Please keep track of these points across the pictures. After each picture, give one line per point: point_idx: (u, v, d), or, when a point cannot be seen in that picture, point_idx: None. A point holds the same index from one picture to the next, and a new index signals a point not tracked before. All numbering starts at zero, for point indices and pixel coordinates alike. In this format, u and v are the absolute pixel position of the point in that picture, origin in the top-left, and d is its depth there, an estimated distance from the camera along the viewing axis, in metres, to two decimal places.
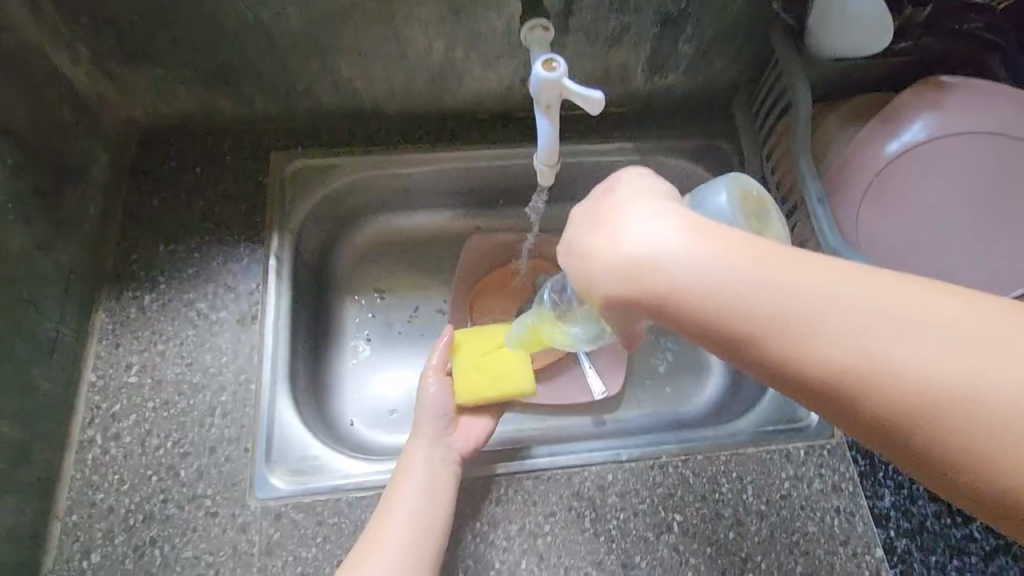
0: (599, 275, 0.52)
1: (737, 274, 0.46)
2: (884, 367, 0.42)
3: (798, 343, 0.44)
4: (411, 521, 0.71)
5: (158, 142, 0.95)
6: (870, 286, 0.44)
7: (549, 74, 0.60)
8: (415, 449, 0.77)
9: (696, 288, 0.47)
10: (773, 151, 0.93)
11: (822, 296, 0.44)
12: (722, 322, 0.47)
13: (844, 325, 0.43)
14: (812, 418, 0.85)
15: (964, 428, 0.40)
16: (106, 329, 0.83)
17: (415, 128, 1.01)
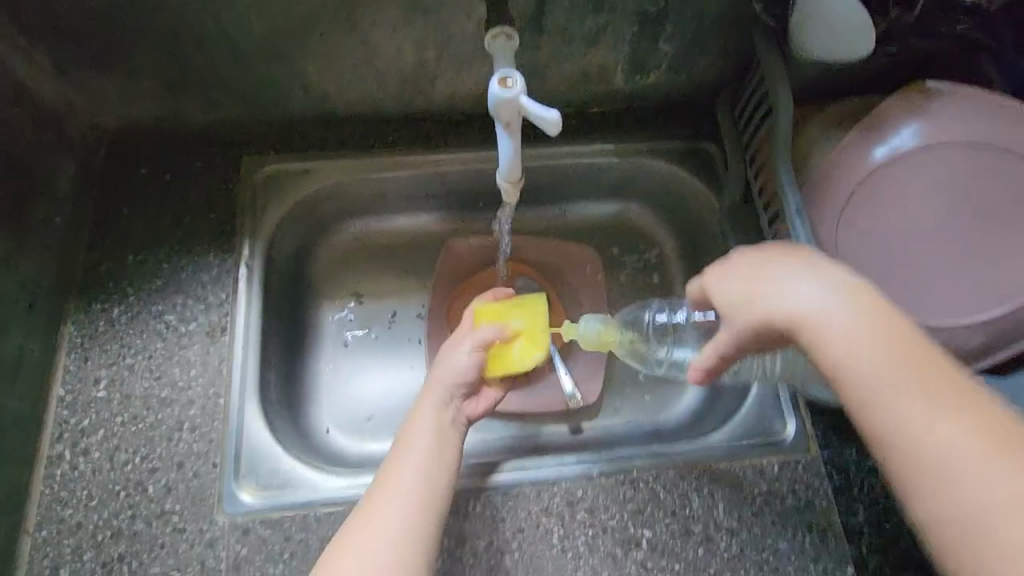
0: (756, 300, 0.60)
1: (883, 358, 0.52)
2: (945, 452, 0.48)
3: (886, 406, 0.51)
4: (421, 474, 0.71)
5: (126, 147, 0.93)
6: (999, 426, 0.48)
7: (505, 93, 0.56)
8: (425, 411, 0.78)
9: (829, 341, 0.55)
10: (756, 155, 0.90)
11: (949, 405, 0.49)
12: (844, 378, 0.53)
13: (959, 431, 0.48)
14: (789, 431, 0.84)
15: (1002, 529, 0.45)
16: (74, 343, 0.83)
17: (389, 130, 0.98)
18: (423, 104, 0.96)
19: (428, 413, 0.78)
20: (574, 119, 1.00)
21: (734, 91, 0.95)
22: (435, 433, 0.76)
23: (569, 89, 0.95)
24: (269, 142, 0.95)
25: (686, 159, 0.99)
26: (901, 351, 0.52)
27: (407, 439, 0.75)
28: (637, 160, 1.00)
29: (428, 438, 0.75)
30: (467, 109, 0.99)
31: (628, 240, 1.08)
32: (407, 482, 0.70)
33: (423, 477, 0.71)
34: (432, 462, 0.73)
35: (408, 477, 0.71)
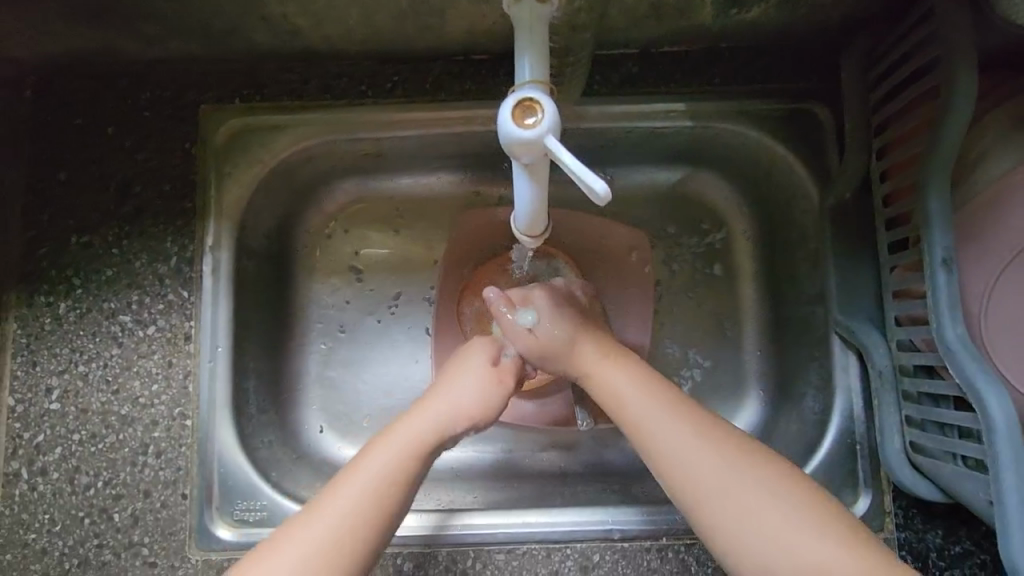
0: (625, 402, 0.60)
1: (642, 394, 0.60)
2: (675, 453, 0.56)
3: (653, 426, 0.58)
4: (377, 492, 0.55)
5: (59, 91, 0.74)
6: (687, 440, 0.56)
7: (524, 133, 0.37)
8: (420, 414, 0.61)
9: (660, 425, 0.58)
10: (890, 148, 0.64)
11: (662, 429, 0.57)
12: (612, 400, 0.61)
13: (683, 445, 0.56)
14: (860, 504, 0.69)
15: (723, 517, 0.53)
16: (19, 344, 0.71)
17: (387, 74, 0.75)
18: (428, 42, 0.72)
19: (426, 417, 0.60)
20: (640, 63, 0.72)
21: (873, 40, 0.66)
22: (414, 443, 0.58)
23: (633, 27, 0.68)
24: (236, 87, 0.75)
25: (788, 131, 0.72)
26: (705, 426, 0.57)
27: (377, 447, 0.58)
28: (720, 126, 0.73)
29: (405, 450, 0.58)
30: (488, 46, 0.73)
31: (691, 218, 0.83)
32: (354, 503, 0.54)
33: (375, 498, 0.55)
34: (395, 482, 0.56)
35: (357, 496, 0.54)
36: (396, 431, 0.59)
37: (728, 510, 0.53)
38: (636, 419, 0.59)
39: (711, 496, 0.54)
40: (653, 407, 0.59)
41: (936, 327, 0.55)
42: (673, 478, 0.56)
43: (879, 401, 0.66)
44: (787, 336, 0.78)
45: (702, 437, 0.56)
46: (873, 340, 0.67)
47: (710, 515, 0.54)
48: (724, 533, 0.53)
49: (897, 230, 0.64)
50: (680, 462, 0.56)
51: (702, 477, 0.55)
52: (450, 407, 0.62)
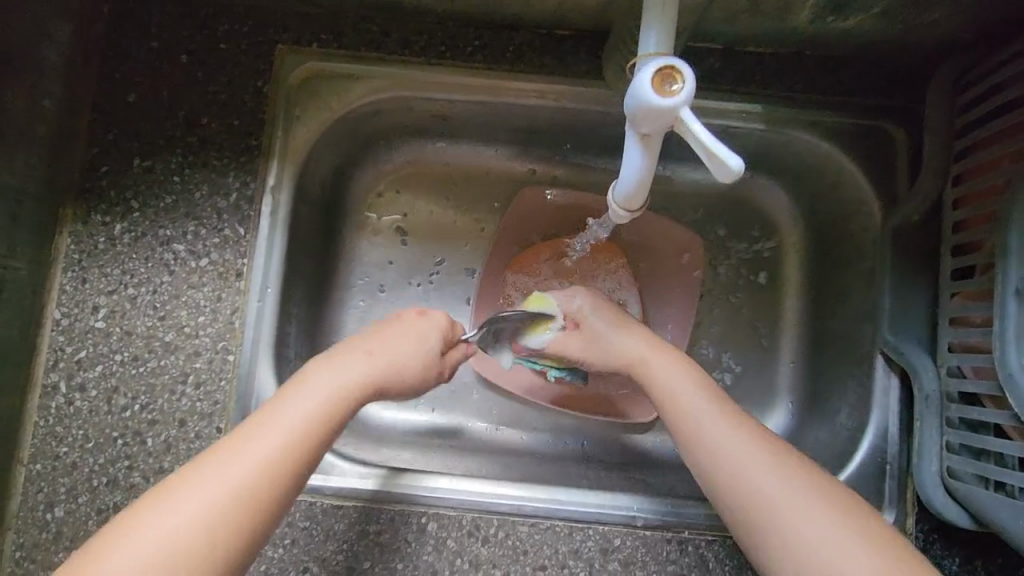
0: (658, 378, 0.63)
1: (674, 375, 0.62)
2: (701, 421, 0.58)
3: (682, 397, 0.60)
4: (283, 444, 0.50)
5: (139, 11, 0.74)
6: (716, 417, 0.58)
7: (660, 100, 0.38)
8: (328, 367, 0.57)
9: (689, 401, 0.60)
10: (966, 177, 0.65)
11: (689, 401, 0.60)
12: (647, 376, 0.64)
13: (705, 417, 0.58)
14: (883, 523, 0.69)
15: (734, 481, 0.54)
16: (71, 259, 0.71)
17: (469, 37, 0.74)
18: (516, 10, 0.71)
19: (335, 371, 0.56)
20: (724, 60, 0.72)
21: (965, 67, 0.66)
22: (327, 400, 0.54)
23: (727, 21, 0.67)
24: (316, 30, 0.74)
25: (861, 147, 0.72)
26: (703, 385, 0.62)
27: (258, 422, 0.51)
28: (793, 134, 0.72)
29: (312, 407, 0.53)
30: (573, 22, 0.73)
31: (743, 223, 0.83)
32: (262, 460, 0.49)
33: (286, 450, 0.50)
34: (297, 447, 0.50)
35: (253, 462, 0.48)
36: (279, 413, 0.52)
37: (738, 476, 0.53)
38: (666, 397, 0.61)
39: (722, 465, 0.55)
40: (687, 383, 0.61)
41: (1000, 351, 0.55)
42: (703, 453, 0.56)
43: (921, 422, 0.66)
44: (827, 351, 0.78)
45: (729, 414, 0.58)
46: (922, 363, 0.67)
47: (710, 459, 0.56)
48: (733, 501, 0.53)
49: (962, 258, 0.64)
50: (703, 429, 0.57)
51: (721, 449, 0.55)
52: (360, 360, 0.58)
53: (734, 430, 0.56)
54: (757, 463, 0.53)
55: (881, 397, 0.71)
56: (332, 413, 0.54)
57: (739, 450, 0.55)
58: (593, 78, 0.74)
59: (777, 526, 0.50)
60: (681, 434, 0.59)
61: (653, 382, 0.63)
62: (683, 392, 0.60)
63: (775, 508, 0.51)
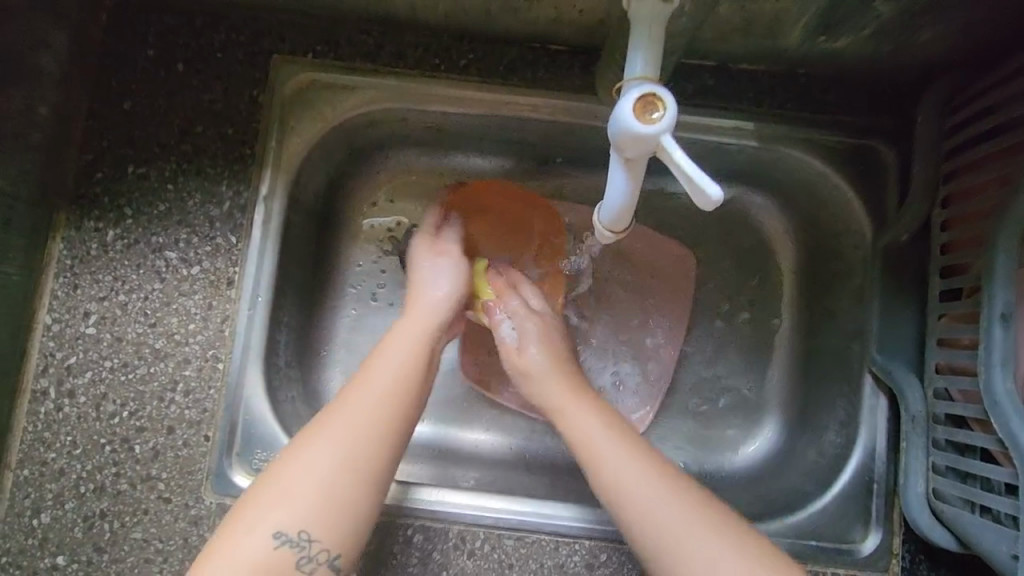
0: (564, 406, 0.64)
1: (570, 401, 0.64)
2: (605, 452, 0.60)
3: (587, 424, 0.62)
4: (358, 426, 0.58)
5: (136, 19, 0.74)
6: (619, 441, 0.60)
7: (644, 127, 0.39)
8: (393, 346, 0.63)
9: (591, 430, 0.61)
10: (954, 199, 0.65)
11: (591, 430, 0.61)
12: (558, 404, 0.64)
13: (602, 442, 0.60)
14: (869, 543, 0.69)
15: (643, 516, 0.56)
16: (63, 265, 0.71)
17: (463, 50, 0.75)
18: (509, 24, 0.72)
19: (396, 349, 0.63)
20: (717, 77, 0.72)
21: (955, 87, 0.67)
22: (392, 381, 0.61)
23: (720, 38, 0.68)
24: (311, 41, 0.74)
25: (851, 166, 0.72)
26: (604, 411, 0.63)
27: (316, 424, 0.58)
28: (783, 152, 0.73)
29: (384, 389, 0.60)
30: (566, 38, 0.73)
31: (734, 238, 0.83)
32: (330, 453, 0.56)
33: (365, 428, 0.58)
34: (367, 425, 0.58)
35: (322, 461, 0.56)
36: (330, 417, 0.58)
37: (644, 512, 0.56)
38: (569, 426, 0.63)
39: (628, 499, 0.57)
40: (587, 411, 0.63)
41: (985, 379, 0.56)
42: (608, 487, 0.59)
43: (907, 443, 0.67)
44: (817, 368, 0.78)
45: (629, 437, 0.61)
46: (909, 385, 0.67)
47: (618, 496, 0.58)
48: (642, 536, 0.56)
49: (951, 279, 0.65)
50: (599, 462, 0.59)
51: (625, 483, 0.58)
52: (415, 335, 0.64)
53: (638, 459, 0.59)
54: (657, 495, 0.57)
55: (870, 415, 0.71)
56: (397, 390, 0.60)
57: (635, 480, 0.58)
58: (586, 93, 0.74)
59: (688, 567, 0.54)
60: (587, 462, 0.60)
61: (563, 409, 0.64)
62: (584, 419, 0.62)
63: (695, 550, 0.54)
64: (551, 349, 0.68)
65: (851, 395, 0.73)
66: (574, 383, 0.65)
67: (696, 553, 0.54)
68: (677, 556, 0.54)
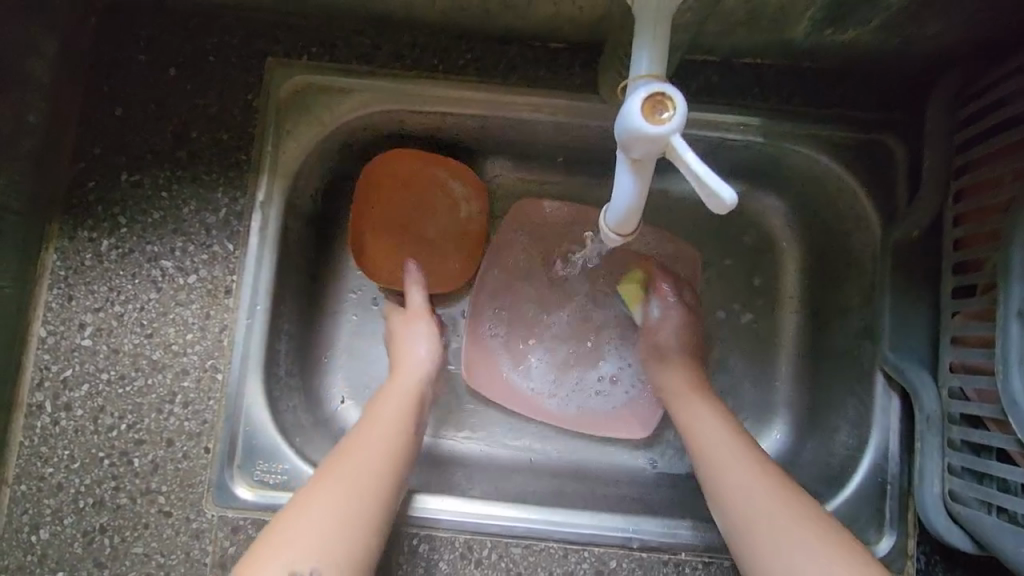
0: (692, 410, 0.69)
1: (695, 407, 0.70)
2: (721, 453, 0.65)
3: (709, 425, 0.67)
4: (361, 475, 0.61)
5: (127, 23, 0.73)
6: (735, 444, 0.65)
7: (652, 128, 0.37)
8: (386, 403, 0.68)
9: (710, 431, 0.67)
10: (967, 193, 0.64)
11: (713, 431, 0.67)
12: (683, 406, 0.70)
13: (720, 444, 0.65)
14: (883, 545, 0.68)
15: (745, 508, 0.60)
16: (57, 276, 0.70)
17: (461, 49, 0.73)
18: (508, 21, 0.70)
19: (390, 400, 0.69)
20: (722, 72, 0.71)
21: (965, 79, 0.65)
22: (388, 437, 0.65)
23: (725, 33, 0.66)
24: (306, 43, 0.73)
25: (859, 161, 0.70)
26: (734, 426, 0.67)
27: (322, 475, 0.61)
28: (789, 148, 0.71)
29: (382, 443, 0.64)
30: (567, 35, 0.72)
31: (740, 235, 0.82)
32: (338, 498, 0.59)
33: (367, 477, 0.61)
34: (372, 475, 0.61)
35: (329, 507, 0.58)
36: (335, 467, 0.61)
37: (746, 507, 0.60)
38: (692, 427, 0.68)
39: (737, 493, 0.61)
40: (711, 415, 0.68)
41: (1002, 377, 0.55)
42: (718, 482, 0.63)
43: (922, 443, 0.65)
44: (827, 367, 0.77)
45: (747, 442, 0.65)
46: (923, 384, 0.65)
47: (726, 491, 0.62)
48: (741, 529, 0.60)
49: (964, 276, 0.63)
50: (717, 460, 0.64)
51: (734, 481, 0.62)
52: (403, 395, 0.70)
53: (746, 459, 0.63)
54: (760, 490, 0.61)
55: (882, 414, 0.70)
56: (392, 444, 0.65)
57: (744, 478, 0.62)
58: (588, 91, 0.72)
59: (782, 557, 0.57)
60: (701, 459, 0.66)
61: (686, 411, 0.70)
62: (705, 421, 0.68)
63: (785, 540, 0.57)
64: (687, 363, 0.74)
65: (862, 394, 0.72)
66: (704, 396, 0.71)
67: (788, 543, 0.57)
68: (773, 545, 0.58)
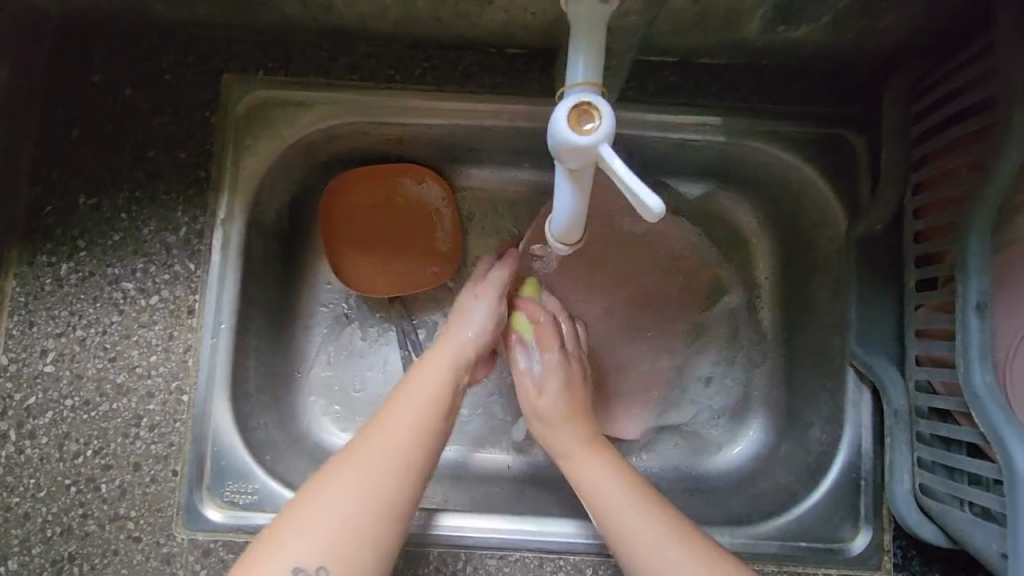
0: (580, 463, 0.63)
1: (586, 462, 0.63)
2: (619, 515, 0.59)
3: (600, 488, 0.61)
4: (389, 458, 0.54)
5: (80, 45, 0.72)
6: (632, 505, 0.59)
7: (580, 138, 0.38)
8: (428, 368, 0.61)
9: (603, 488, 0.61)
10: (926, 185, 0.64)
11: (608, 491, 0.61)
12: (574, 462, 0.64)
13: (619, 506, 0.60)
14: (859, 541, 0.67)
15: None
16: (17, 303, 0.69)
17: (418, 58, 0.73)
18: (463, 30, 0.70)
19: (431, 383, 0.60)
20: (680, 73, 0.70)
21: (919, 71, 0.65)
22: (427, 405, 0.58)
23: (679, 33, 0.66)
24: (262, 58, 0.72)
25: (820, 156, 0.70)
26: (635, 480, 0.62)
27: (338, 457, 0.54)
28: (750, 146, 0.71)
29: (419, 413, 0.57)
30: (523, 41, 0.71)
31: (709, 234, 0.81)
32: (360, 482, 0.52)
33: (394, 454, 0.54)
34: (397, 456, 0.54)
35: (345, 494, 0.51)
36: (361, 443, 0.54)
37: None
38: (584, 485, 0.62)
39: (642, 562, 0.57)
40: (604, 471, 0.62)
41: (964, 370, 0.55)
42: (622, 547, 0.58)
43: (892, 439, 0.66)
44: (799, 363, 0.76)
45: (646, 499, 0.60)
46: (890, 378, 0.66)
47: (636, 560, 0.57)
48: None
49: (926, 268, 0.63)
50: (615, 523, 0.59)
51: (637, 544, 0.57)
52: (450, 360, 0.62)
53: (653, 520, 0.58)
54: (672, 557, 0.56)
55: (855, 409, 0.70)
56: (430, 418, 0.57)
57: (653, 543, 0.57)
58: (548, 96, 0.72)
59: None
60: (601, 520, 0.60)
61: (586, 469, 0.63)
62: (599, 478, 0.62)
63: None
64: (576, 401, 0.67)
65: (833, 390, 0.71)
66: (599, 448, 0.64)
67: None
68: None
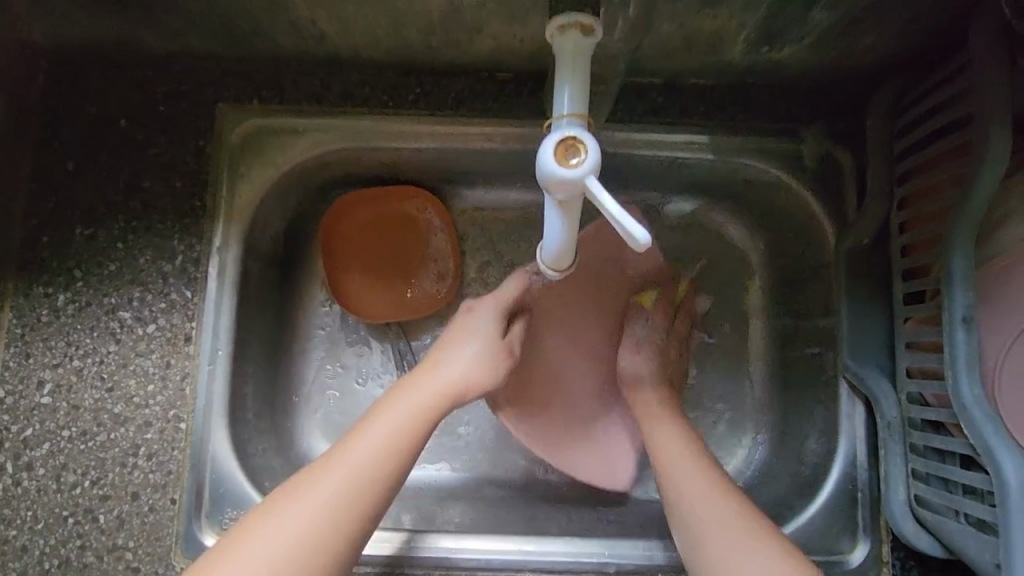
0: (667, 461, 0.65)
1: (677, 459, 0.65)
2: (701, 515, 0.61)
3: (692, 485, 0.63)
4: (355, 484, 0.56)
5: (75, 78, 0.73)
6: (716, 505, 0.61)
7: (567, 173, 0.39)
8: (409, 396, 0.62)
9: (691, 488, 0.63)
10: (911, 199, 0.65)
11: (692, 488, 0.63)
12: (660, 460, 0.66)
13: (704, 504, 0.62)
14: (857, 553, 0.68)
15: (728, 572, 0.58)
16: (13, 335, 0.69)
17: (410, 84, 0.74)
18: (453, 56, 0.72)
19: (402, 409, 0.61)
20: (667, 94, 0.72)
21: (900, 87, 0.67)
22: (400, 432, 0.60)
23: (665, 56, 0.68)
24: (255, 87, 0.73)
25: (806, 172, 0.72)
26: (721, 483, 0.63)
27: (312, 474, 0.57)
28: (738, 163, 0.72)
29: (391, 439, 0.59)
30: (513, 65, 0.73)
31: (700, 249, 0.82)
32: (321, 504, 0.55)
33: (359, 481, 0.57)
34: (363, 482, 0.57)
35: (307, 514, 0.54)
36: (332, 462, 0.57)
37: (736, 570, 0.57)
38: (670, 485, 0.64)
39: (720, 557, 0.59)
40: (690, 471, 0.64)
41: (953, 381, 0.55)
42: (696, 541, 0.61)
43: (886, 450, 0.66)
44: (793, 376, 0.77)
45: (731, 498, 0.62)
46: (883, 391, 0.66)
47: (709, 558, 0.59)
48: None
49: (913, 282, 0.64)
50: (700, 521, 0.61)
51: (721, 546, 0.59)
52: (438, 389, 0.63)
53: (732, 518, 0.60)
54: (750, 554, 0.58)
55: (849, 423, 0.70)
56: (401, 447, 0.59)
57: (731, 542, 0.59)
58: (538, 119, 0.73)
59: None
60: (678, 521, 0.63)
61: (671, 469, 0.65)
62: (691, 479, 0.63)
63: None
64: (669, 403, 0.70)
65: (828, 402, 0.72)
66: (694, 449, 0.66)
67: None
68: None
